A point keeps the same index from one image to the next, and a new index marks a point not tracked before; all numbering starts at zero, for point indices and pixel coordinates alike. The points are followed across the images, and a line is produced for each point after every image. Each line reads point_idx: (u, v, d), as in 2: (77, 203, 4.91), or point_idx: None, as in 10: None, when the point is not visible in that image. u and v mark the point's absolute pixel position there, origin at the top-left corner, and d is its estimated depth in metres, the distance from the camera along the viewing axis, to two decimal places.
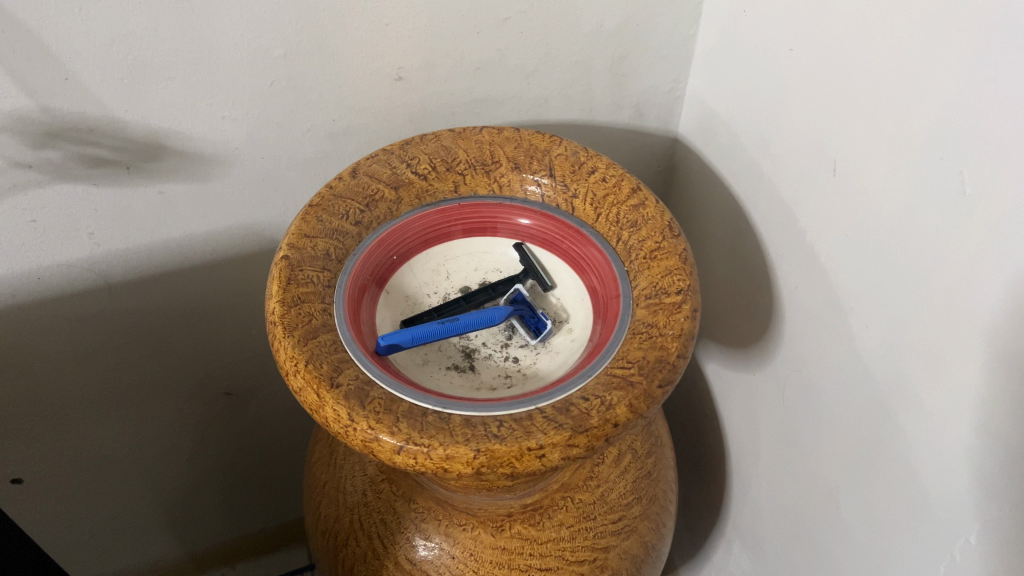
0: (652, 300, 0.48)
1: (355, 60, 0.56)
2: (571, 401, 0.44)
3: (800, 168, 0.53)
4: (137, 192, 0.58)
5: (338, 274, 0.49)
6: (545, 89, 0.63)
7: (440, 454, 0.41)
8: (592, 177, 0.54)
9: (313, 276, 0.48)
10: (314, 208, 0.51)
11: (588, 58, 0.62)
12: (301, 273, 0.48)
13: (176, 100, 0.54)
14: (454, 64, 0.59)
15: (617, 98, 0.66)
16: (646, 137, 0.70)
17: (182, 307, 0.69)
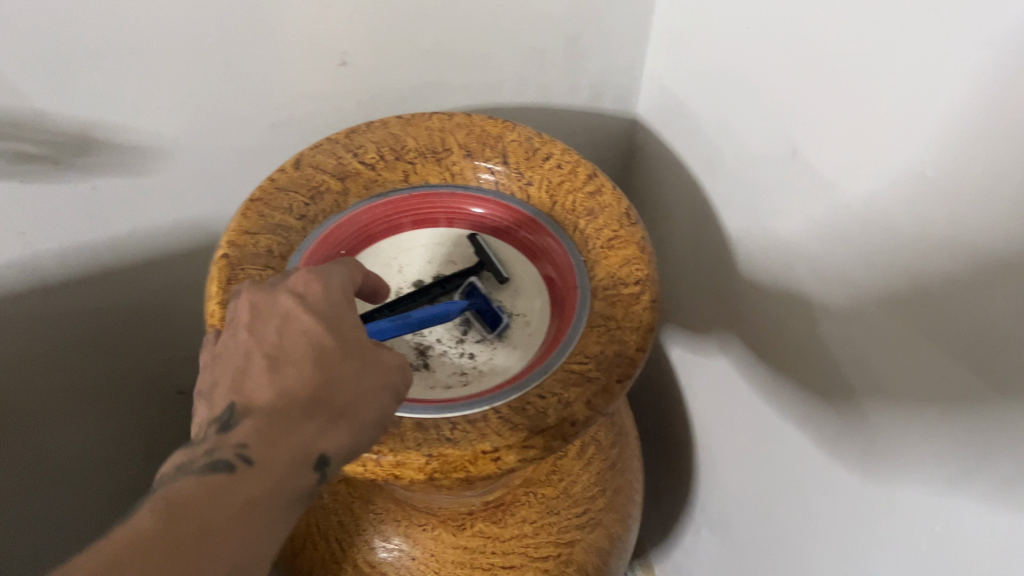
0: (610, 291, 0.46)
1: (297, 45, 0.53)
2: (527, 399, 0.42)
3: (760, 151, 0.51)
4: (71, 190, 0.55)
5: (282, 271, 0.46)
6: (498, 72, 0.61)
7: (390, 460, 0.39)
8: (547, 164, 0.52)
9: (254, 275, 0.45)
10: (255, 202, 0.49)
11: (542, 39, 0.60)
12: (242, 272, 0.45)
13: (105, 90, 0.51)
14: (401, 47, 0.56)
15: (573, 79, 0.64)
16: (604, 119, 0.68)
17: (127, 306, 0.66)
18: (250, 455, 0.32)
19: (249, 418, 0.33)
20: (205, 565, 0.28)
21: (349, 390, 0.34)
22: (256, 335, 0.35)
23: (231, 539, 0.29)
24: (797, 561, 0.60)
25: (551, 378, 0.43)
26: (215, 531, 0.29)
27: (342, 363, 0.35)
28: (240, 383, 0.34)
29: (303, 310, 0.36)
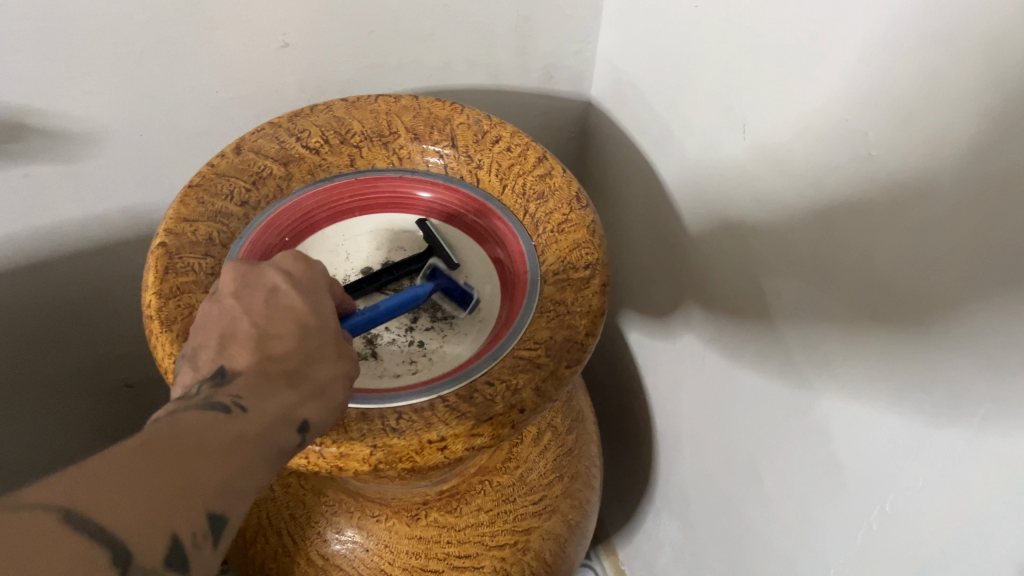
0: (561, 276, 0.46)
1: (234, 27, 0.52)
2: (475, 387, 0.41)
3: (710, 132, 0.51)
4: (0, 176, 0.53)
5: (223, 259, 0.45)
6: (446, 54, 0.60)
7: (333, 452, 0.38)
8: (496, 147, 0.51)
9: (194, 263, 0.44)
10: (194, 189, 0.47)
11: (490, 19, 0.59)
12: (180, 261, 0.44)
13: (32, 74, 0.49)
14: (344, 29, 0.55)
15: (524, 61, 0.63)
16: (556, 102, 0.67)
17: (68, 298, 0.64)
18: (241, 403, 0.31)
19: (239, 376, 0.33)
20: (199, 478, 0.27)
21: (328, 368, 0.35)
22: (241, 300, 0.35)
23: (219, 467, 0.28)
24: (755, 544, 0.60)
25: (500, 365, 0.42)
26: (209, 450, 0.28)
27: (324, 343, 0.35)
28: (223, 347, 0.34)
29: (291, 287, 0.36)
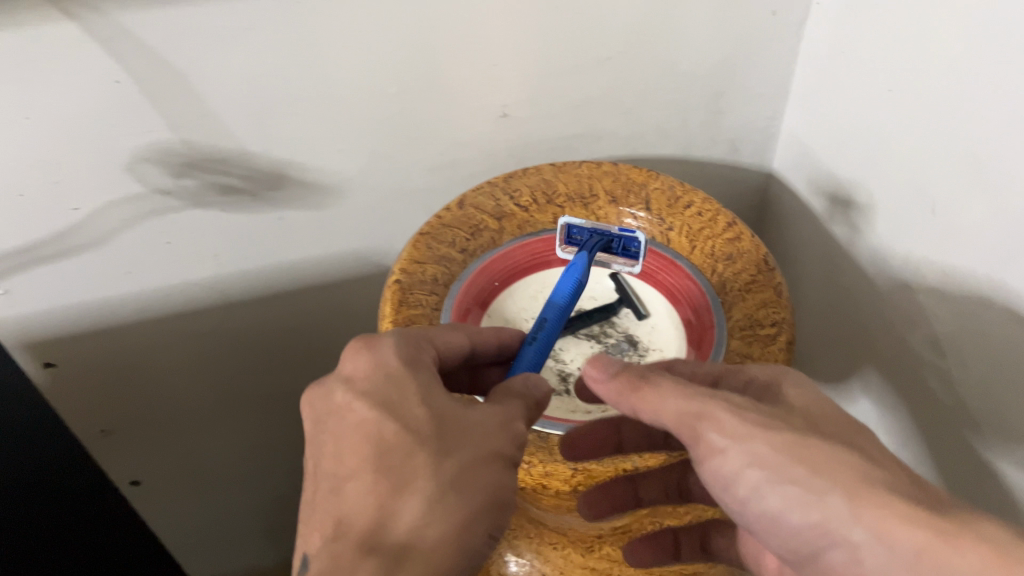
0: (747, 332, 0.49)
1: (464, 98, 0.60)
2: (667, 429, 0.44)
3: (898, 208, 0.53)
4: (260, 217, 0.63)
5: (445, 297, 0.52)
6: (642, 125, 0.66)
7: (539, 470, 0.43)
8: (688, 212, 0.56)
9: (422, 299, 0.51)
10: (423, 235, 0.55)
11: (686, 96, 0.64)
12: (412, 296, 0.51)
13: (299, 134, 0.59)
14: (555, 101, 0.62)
15: (712, 134, 0.68)
16: (740, 172, 0.72)
17: (294, 325, 0.74)
18: None
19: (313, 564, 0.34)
20: None
21: (415, 498, 0.35)
22: (328, 436, 0.38)
23: None
24: None
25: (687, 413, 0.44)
26: None
27: (406, 464, 0.35)
28: (323, 511, 0.36)
29: (359, 399, 0.38)
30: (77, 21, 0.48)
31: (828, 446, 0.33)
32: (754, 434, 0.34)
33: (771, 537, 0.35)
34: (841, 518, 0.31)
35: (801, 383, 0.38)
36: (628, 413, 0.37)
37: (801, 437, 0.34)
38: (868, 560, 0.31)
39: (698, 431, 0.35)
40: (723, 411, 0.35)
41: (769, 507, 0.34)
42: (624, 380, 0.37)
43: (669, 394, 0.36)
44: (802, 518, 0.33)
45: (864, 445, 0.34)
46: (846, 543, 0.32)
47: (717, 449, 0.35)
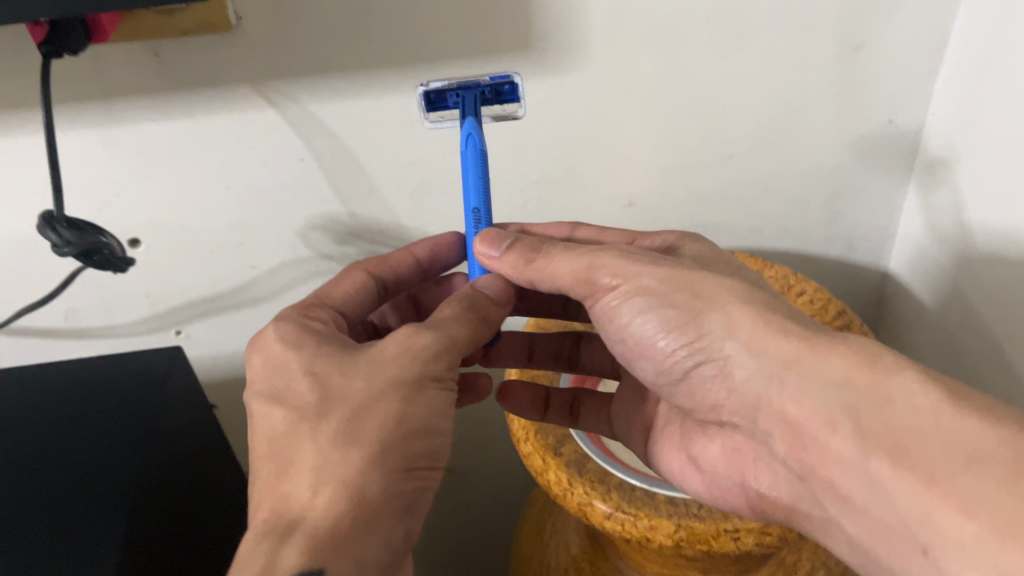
0: None
1: (595, 187, 0.66)
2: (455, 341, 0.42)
3: (1014, 308, 0.55)
4: None
5: None
6: (762, 220, 0.70)
7: (644, 524, 0.47)
8: (800, 298, 0.60)
9: None
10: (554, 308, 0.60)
11: (805, 195, 0.68)
12: None
13: (449, 213, 0.66)
14: (679, 194, 0.67)
15: (830, 232, 0.71)
16: (857, 270, 0.74)
17: None
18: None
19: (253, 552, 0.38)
20: None
21: (313, 451, 0.38)
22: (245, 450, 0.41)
23: None
24: None
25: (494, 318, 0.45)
26: None
27: (300, 435, 0.38)
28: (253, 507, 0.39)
29: (257, 403, 0.41)
30: (278, 108, 0.58)
31: (703, 308, 0.42)
32: (640, 292, 0.42)
33: (634, 363, 0.47)
34: (716, 335, 0.41)
35: (696, 257, 0.47)
36: (526, 281, 0.45)
37: (689, 280, 0.42)
38: (737, 373, 0.42)
39: (592, 281, 0.43)
40: (641, 266, 0.43)
41: (633, 331, 0.44)
42: (518, 255, 0.44)
43: (563, 260, 0.44)
44: (672, 344, 0.43)
45: (725, 303, 0.42)
46: (738, 364, 0.41)
47: (601, 294, 0.43)
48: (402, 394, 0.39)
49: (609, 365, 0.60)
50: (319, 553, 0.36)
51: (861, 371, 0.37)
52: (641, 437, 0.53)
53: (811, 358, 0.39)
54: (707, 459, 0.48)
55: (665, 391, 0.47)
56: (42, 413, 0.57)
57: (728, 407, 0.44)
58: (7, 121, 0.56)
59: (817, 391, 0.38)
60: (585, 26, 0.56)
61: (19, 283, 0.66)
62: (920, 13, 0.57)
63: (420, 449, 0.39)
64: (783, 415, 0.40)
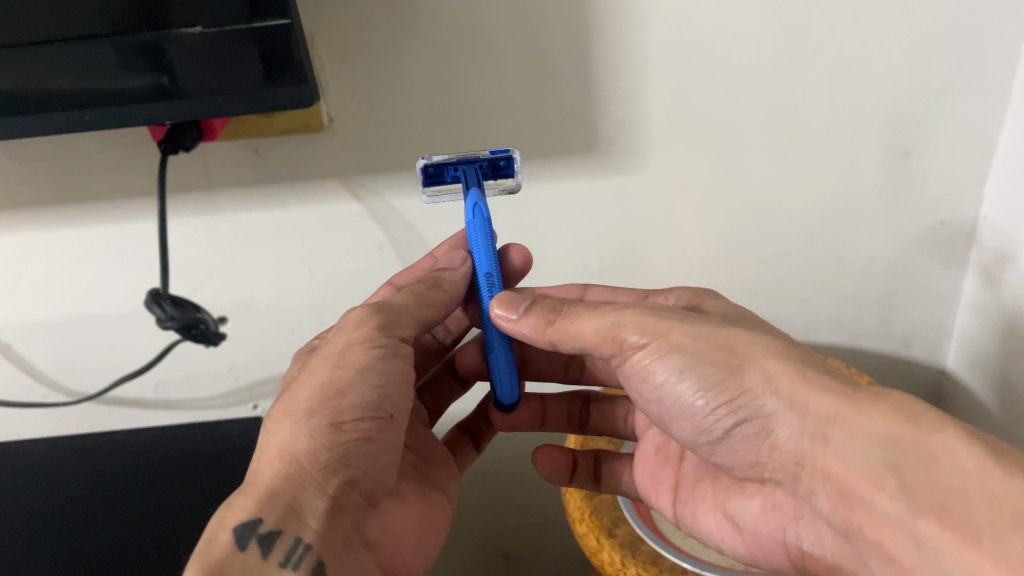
0: None
1: (653, 279, 0.69)
2: (385, 324, 0.48)
3: None
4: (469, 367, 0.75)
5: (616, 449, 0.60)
6: (817, 315, 0.72)
7: None
8: None
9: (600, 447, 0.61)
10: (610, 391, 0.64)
11: (859, 292, 0.70)
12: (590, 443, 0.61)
13: None
14: (735, 288, 0.70)
15: (886, 328, 0.72)
16: (914, 368, 0.75)
17: (485, 470, 0.83)
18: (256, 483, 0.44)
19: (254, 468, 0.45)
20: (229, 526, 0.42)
21: (307, 384, 0.46)
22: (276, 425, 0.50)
23: (247, 511, 0.42)
24: None
25: (415, 297, 0.50)
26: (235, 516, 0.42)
27: (301, 381, 0.47)
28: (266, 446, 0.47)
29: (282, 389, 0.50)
30: (361, 202, 0.64)
31: (739, 365, 0.43)
32: (673, 349, 0.44)
33: (671, 423, 0.48)
34: (757, 392, 0.42)
35: (716, 313, 0.49)
36: (547, 343, 0.47)
37: (719, 337, 0.44)
38: (779, 431, 0.43)
39: (619, 342, 0.45)
40: (671, 325, 0.44)
41: (670, 392, 0.45)
42: (539, 314, 0.46)
43: (586, 319, 0.45)
44: (710, 404, 0.44)
45: (761, 359, 0.43)
46: (782, 422, 0.42)
47: (630, 354, 0.45)
48: (357, 367, 0.46)
49: (622, 424, 0.63)
50: (267, 507, 0.42)
51: (905, 428, 0.39)
52: (666, 495, 0.55)
53: (853, 414, 0.40)
54: (745, 517, 0.49)
55: (706, 452, 0.48)
56: (139, 488, 0.63)
57: (766, 462, 0.45)
58: (123, 210, 0.63)
59: (862, 444, 0.40)
60: (646, 131, 0.60)
61: (119, 355, 0.72)
62: (970, 123, 0.59)
63: (353, 410, 0.45)
64: (824, 472, 0.42)
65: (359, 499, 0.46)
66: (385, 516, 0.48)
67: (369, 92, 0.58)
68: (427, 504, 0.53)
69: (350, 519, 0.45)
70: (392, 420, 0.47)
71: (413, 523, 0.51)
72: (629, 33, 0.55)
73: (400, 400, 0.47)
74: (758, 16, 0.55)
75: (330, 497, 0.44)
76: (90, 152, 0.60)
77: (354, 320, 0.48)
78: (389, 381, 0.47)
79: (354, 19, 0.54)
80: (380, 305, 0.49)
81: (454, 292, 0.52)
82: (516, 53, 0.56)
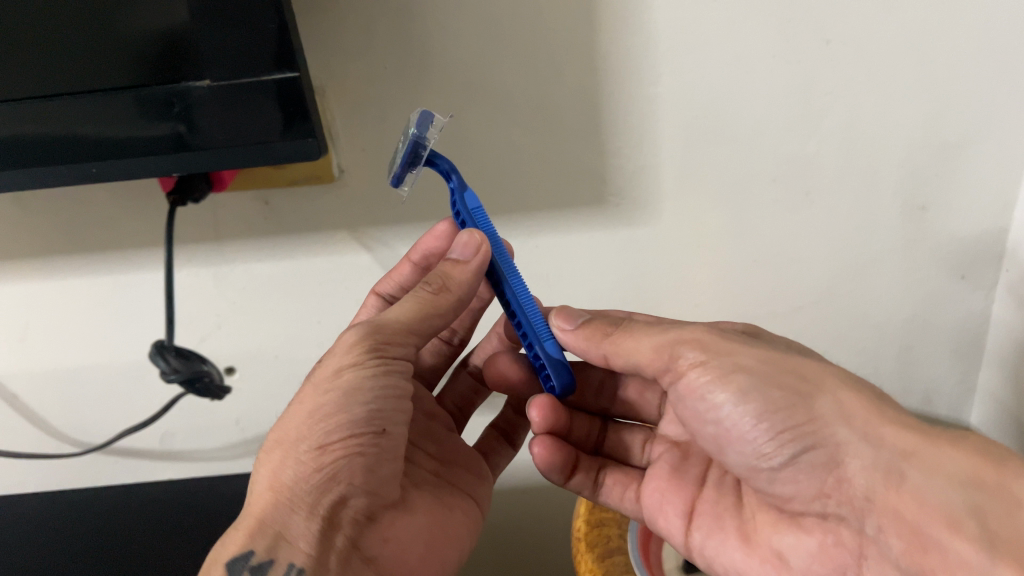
0: None
1: None
2: (376, 343, 0.47)
3: None
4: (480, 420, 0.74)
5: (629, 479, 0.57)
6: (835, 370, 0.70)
7: None
8: None
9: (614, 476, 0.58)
10: (621, 425, 0.62)
11: (878, 347, 0.68)
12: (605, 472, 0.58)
13: None
14: None
15: (905, 384, 0.70)
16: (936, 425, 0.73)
17: (494, 528, 0.81)
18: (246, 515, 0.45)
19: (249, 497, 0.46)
20: (219, 559, 0.44)
21: (296, 412, 0.46)
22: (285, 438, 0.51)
23: (236, 547, 0.44)
24: None
25: (417, 307, 0.48)
26: (226, 549, 0.44)
27: (295, 405, 0.47)
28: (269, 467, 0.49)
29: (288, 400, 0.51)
30: (371, 253, 0.63)
31: (811, 391, 0.44)
32: (737, 369, 0.45)
33: (728, 449, 0.48)
34: (829, 419, 0.43)
35: (779, 344, 0.50)
36: (601, 356, 0.49)
37: (788, 364, 0.45)
38: (848, 463, 0.43)
39: (676, 358, 0.46)
40: (736, 348, 0.46)
41: (728, 419, 0.46)
42: (596, 328, 0.49)
43: (642, 336, 0.48)
44: (774, 431, 0.44)
45: (832, 388, 0.44)
46: (853, 453, 0.43)
47: (685, 372, 0.46)
48: (342, 387, 0.45)
49: (638, 453, 0.60)
50: (257, 538, 0.44)
51: (988, 470, 0.41)
52: (677, 520, 0.53)
53: (932, 450, 0.42)
54: (795, 554, 0.47)
55: (762, 481, 0.48)
56: (146, 540, 0.62)
57: (831, 493, 0.45)
58: (132, 260, 0.63)
59: (944, 483, 0.41)
60: (657, 183, 0.59)
61: (125, 406, 0.72)
62: (986, 176, 0.58)
63: (340, 430, 0.45)
64: (897, 512, 0.42)
65: (358, 513, 0.47)
66: (397, 524, 0.49)
67: (379, 142, 0.57)
68: (443, 509, 0.53)
69: (346, 537, 0.46)
70: (385, 434, 0.46)
71: (430, 527, 0.51)
72: (639, 85, 0.55)
73: (392, 415, 0.47)
74: (770, 69, 0.54)
75: (320, 518, 0.44)
76: (100, 202, 0.59)
77: (347, 337, 0.47)
78: (381, 398, 0.46)
79: (364, 72, 0.54)
80: (381, 318, 0.48)
81: (461, 293, 0.49)
82: (525, 104, 0.56)
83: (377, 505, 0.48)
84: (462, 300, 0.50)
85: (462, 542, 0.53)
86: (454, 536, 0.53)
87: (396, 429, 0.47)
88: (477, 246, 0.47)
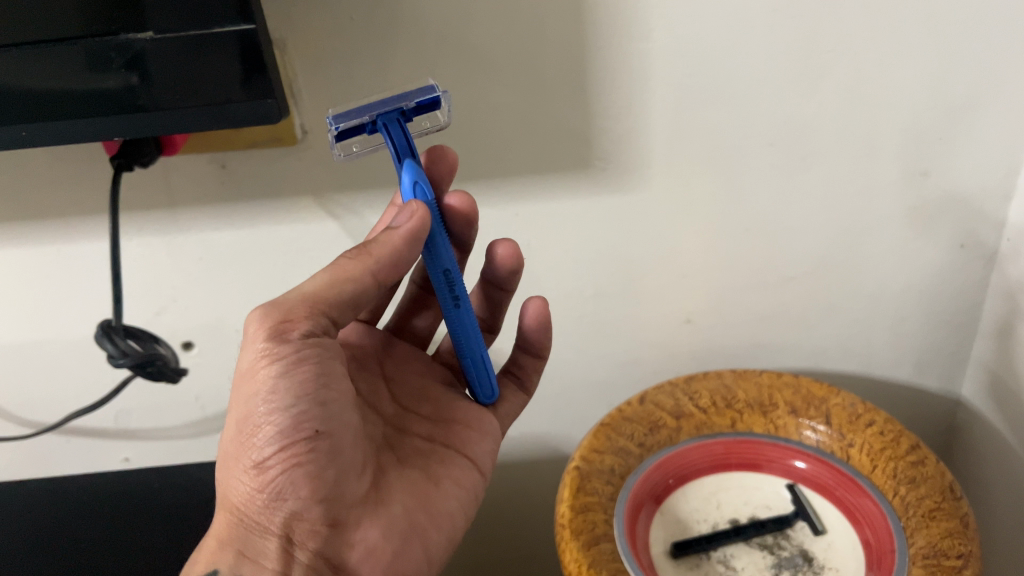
0: (931, 560, 0.47)
1: (653, 305, 0.66)
2: (275, 325, 0.41)
3: None
4: None
5: (620, 488, 0.54)
6: (824, 342, 0.68)
7: None
8: (870, 430, 0.56)
9: (599, 487, 0.54)
10: (605, 426, 0.58)
11: (869, 318, 0.66)
12: (590, 484, 0.54)
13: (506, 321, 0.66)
14: (739, 315, 0.66)
15: (896, 357, 0.69)
16: (925, 397, 0.71)
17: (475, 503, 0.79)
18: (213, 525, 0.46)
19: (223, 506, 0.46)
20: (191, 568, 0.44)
21: (229, 420, 0.43)
22: None
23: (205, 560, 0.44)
24: None
25: (329, 273, 0.42)
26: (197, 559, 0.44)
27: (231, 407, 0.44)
28: None
29: None
30: (338, 221, 0.59)
31: None
32: None
33: None
34: None
35: None
36: None
37: None
38: None
39: None
40: None
41: None
42: None
43: None
44: None
45: None
46: None
47: None
48: (261, 394, 0.41)
49: None
50: (222, 554, 0.44)
51: None
52: None
53: None
54: None
55: None
56: (100, 533, 0.59)
57: None
58: (74, 230, 0.58)
59: None
60: (646, 147, 0.55)
61: (75, 385, 0.67)
62: (991, 141, 0.55)
63: (268, 445, 0.42)
64: None
65: (318, 524, 0.44)
66: (368, 524, 0.45)
67: (345, 100, 0.52)
68: (430, 488, 0.49)
69: (309, 548, 0.44)
70: (323, 434, 0.42)
71: (412, 513, 0.47)
72: (630, 39, 0.50)
73: (326, 409, 0.42)
74: (770, 23, 0.50)
75: (278, 534, 0.43)
76: (37, 165, 0.54)
77: (249, 324, 0.42)
78: (303, 397, 0.42)
79: (329, 23, 0.49)
80: (288, 293, 0.43)
81: (382, 256, 0.42)
82: (507, 63, 0.51)
83: (340, 510, 0.44)
84: (391, 268, 0.43)
85: (454, 519, 0.50)
86: (445, 516, 0.49)
87: (333, 423, 0.43)
88: (409, 214, 0.41)
